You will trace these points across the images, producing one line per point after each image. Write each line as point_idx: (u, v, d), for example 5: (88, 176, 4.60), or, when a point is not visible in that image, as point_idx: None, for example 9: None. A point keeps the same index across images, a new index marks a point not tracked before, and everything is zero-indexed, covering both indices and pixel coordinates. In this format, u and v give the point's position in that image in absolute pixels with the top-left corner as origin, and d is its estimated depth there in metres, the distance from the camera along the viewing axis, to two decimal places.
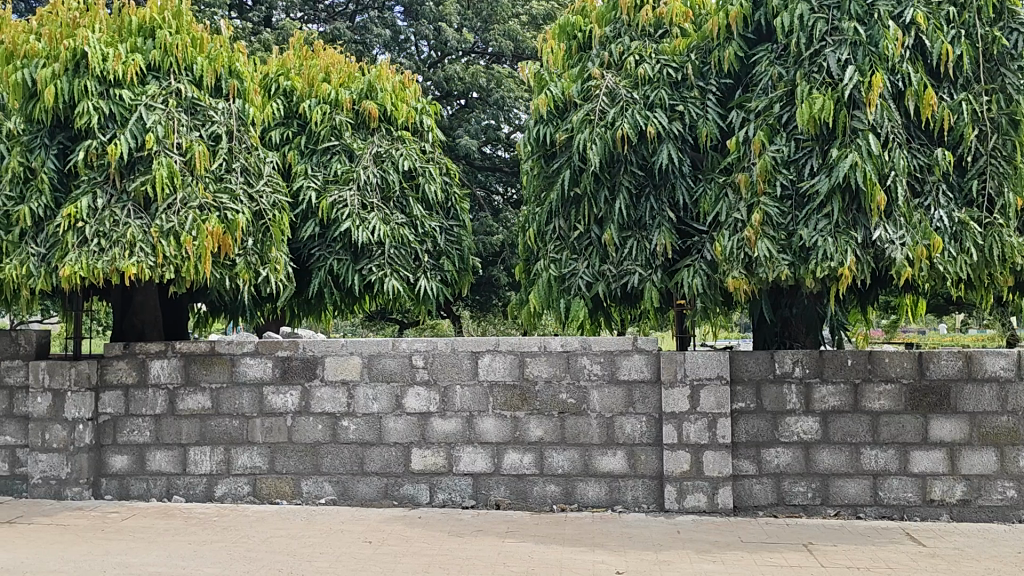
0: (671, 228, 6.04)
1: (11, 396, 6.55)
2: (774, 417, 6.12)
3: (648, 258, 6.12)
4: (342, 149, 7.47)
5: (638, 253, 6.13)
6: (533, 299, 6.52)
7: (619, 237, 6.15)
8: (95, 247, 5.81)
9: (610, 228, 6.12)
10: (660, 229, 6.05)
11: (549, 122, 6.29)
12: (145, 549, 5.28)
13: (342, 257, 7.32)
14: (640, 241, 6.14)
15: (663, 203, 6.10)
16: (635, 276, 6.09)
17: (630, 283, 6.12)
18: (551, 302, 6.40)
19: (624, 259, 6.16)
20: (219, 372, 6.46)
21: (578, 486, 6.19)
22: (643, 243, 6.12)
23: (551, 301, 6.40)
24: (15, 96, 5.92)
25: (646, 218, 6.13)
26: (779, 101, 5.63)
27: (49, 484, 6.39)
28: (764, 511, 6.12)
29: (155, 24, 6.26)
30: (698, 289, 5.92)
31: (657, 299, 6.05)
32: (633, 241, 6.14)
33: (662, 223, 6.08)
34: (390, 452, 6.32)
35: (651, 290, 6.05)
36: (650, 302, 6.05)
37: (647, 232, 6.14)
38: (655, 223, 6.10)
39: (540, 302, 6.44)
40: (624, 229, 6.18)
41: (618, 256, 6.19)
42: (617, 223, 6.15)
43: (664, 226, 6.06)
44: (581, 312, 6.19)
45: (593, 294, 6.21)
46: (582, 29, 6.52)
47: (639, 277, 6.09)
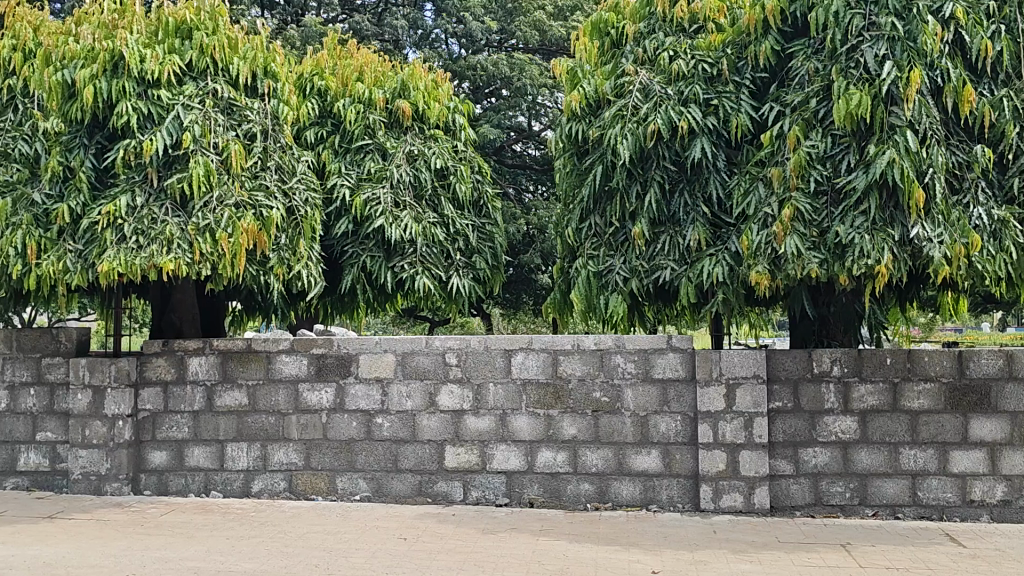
0: (704, 223, 6.01)
1: (52, 392, 6.65)
2: (811, 417, 6.07)
3: (682, 253, 6.08)
4: (375, 148, 7.51)
5: (670, 248, 6.10)
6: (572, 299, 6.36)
7: (650, 232, 6.13)
8: (132, 245, 5.87)
9: (640, 222, 6.09)
10: (694, 224, 6.02)
11: (581, 120, 6.31)
12: (183, 544, 5.35)
13: (375, 254, 7.35)
14: (672, 236, 6.11)
15: (696, 197, 6.06)
16: (667, 271, 6.04)
17: (662, 278, 6.08)
18: (591, 299, 6.29)
19: (656, 254, 6.13)
20: (255, 369, 6.51)
21: (613, 485, 6.18)
22: (676, 239, 6.09)
23: (591, 300, 6.30)
24: (55, 97, 6.01)
25: (679, 213, 6.11)
26: (815, 96, 5.57)
27: (89, 480, 6.50)
28: (801, 511, 6.07)
29: (191, 25, 6.32)
30: (719, 278, 5.84)
31: (692, 295, 5.96)
32: (666, 236, 6.12)
33: (696, 218, 6.04)
34: (424, 450, 6.35)
35: (684, 284, 5.97)
36: (685, 297, 5.99)
37: (681, 227, 6.11)
38: (690, 218, 6.07)
39: (581, 301, 6.31)
40: (656, 225, 6.16)
41: (650, 251, 6.17)
42: (649, 218, 6.12)
43: (698, 221, 6.02)
44: (619, 308, 6.09)
45: (628, 290, 6.13)
46: (615, 25, 6.42)
47: (671, 272, 6.05)
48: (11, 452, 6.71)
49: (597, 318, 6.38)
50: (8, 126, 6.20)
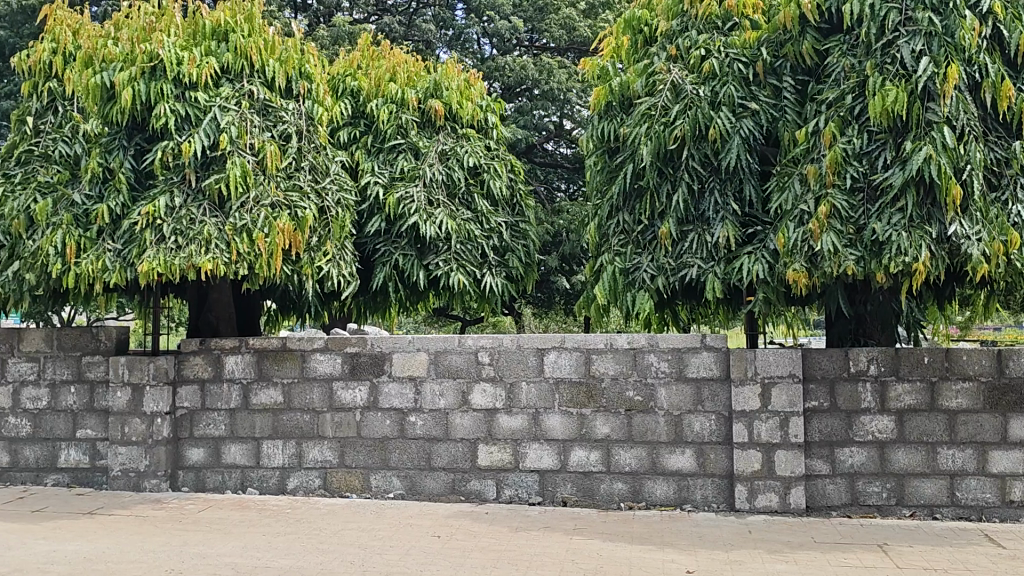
0: (734, 221, 5.97)
1: (92, 390, 6.76)
2: (847, 416, 6.02)
3: (710, 252, 6.02)
4: (407, 147, 7.52)
5: (698, 246, 6.05)
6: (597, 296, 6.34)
7: (677, 231, 6.09)
8: (171, 245, 5.94)
9: (668, 222, 6.07)
10: (723, 221, 5.98)
11: (613, 118, 6.36)
12: (221, 540, 5.41)
13: (407, 252, 7.38)
14: (701, 234, 6.06)
15: (726, 196, 6.02)
16: (694, 269, 5.99)
17: (689, 276, 6.02)
18: (616, 294, 6.28)
19: (683, 252, 6.09)
20: (290, 367, 6.58)
21: (646, 484, 6.16)
22: (704, 236, 6.03)
23: (616, 295, 6.28)
24: (93, 99, 6.11)
25: (709, 212, 6.05)
26: (851, 92, 5.52)
27: (128, 477, 6.61)
28: (837, 511, 6.02)
29: (227, 28, 6.42)
30: (758, 276, 5.80)
31: (719, 290, 5.91)
32: (694, 234, 6.07)
33: (725, 216, 6.00)
34: (457, 448, 6.38)
35: (711, 280, 5.93)
36: (712, 292, 5.93)
37: (710, 225, 6.05)
38: (719, 216, 6.02)
39: (605, 296, 6.29)
40: (683, 224, 6.11)
41: (677, 250, 6.12)
42: (676, 217, 6.08)
43: (727, 219, 5.98)
44: (646, 305, 6.06)
45: (655, 288, 6.10)
46: (648, 22, 6.46)
47: (697, 270, 5.99)
48: (51, 449, 6.82)
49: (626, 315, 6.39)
50: (48, 128, 6.32)
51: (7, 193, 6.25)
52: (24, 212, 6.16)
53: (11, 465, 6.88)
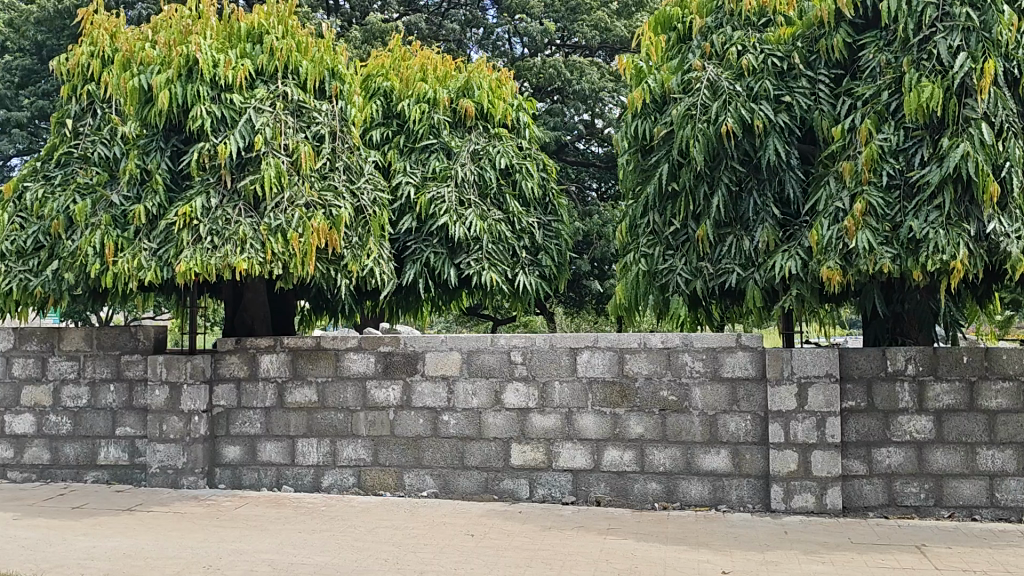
0: (774, 225, 5.93)
1: (131, 388, 6.87)
2: (884, 416, 5.94)
3: (748, 257, 6.01)
4: (440, 147, 7.59)
5: (736, 251, 6.03)
6: (620, 293, 6.58)
7: (714, 234, 6.07)
8: (208, 244, 6.00)
9: (705, 224, 6.03)
10: (762, 225, 5.95)
11: (647, 117, 6.29)
12: (257, 537, 5.46)
13: (438, 250, 7.38)
14: (739, 239, 6.03)
15: (766, 198, 5.97)
16: (734, 275, 5.99)
17: (729, 282, 6.02)
18: (639, 294, 6.48)
19: (722, 257, 6.07)
20: (324, 366, 6.63)
21: (681, 484, 6.13)
22: (742, 241, 6.01)
23: (640, 293, 6.45)
24: (132, 101, 6.20)
25: (749, 214, 6.02)
26: (887, 88, 5.45)
27: (166, 474, 6.69)
28: (875, 512, 5.95)
29: (262, 29, 6.52)
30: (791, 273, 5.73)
31: (759, 299, 5.95)
32: (731, 238, 6.04)
33: (764, 219, 5.97)
34: (490, 447, 6.38)
35: (751, 289, 5.95)
36: (752, 301, 5.98)
37: (749, 229, 6.03)
38: (758, 219, 5.99)
39: (626, 296, 6.56)
40: (721, 226, 6.09)
41: (715, 254, 6.12)
42: (713, 220, 6.06)
43: (767, 222, 5.95)
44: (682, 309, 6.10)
45: (691, 292, 6.13)
46: (681, 20, 6.45)
47: (737, 276, 5.99)
48: (91, 446, 6.92)
49: (660, 313, 6.48)
50: (88, 130, 6.42)
51: (47, 194, 6.35)
52: (64, 213, 6.26)
53: (51, 462, 6.98)
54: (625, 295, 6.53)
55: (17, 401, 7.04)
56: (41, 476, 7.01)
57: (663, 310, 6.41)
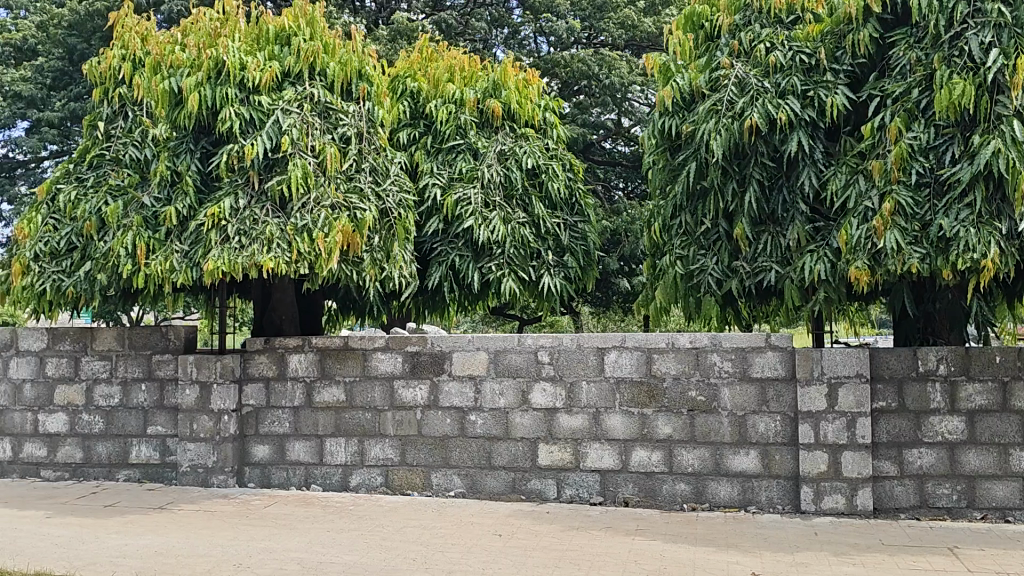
0: (803, 221, 5.88)
1: (162, 388, 6.95)
2: (916, 417, 5.88)
3: (784, 254, 5.96)
4: (466, 148, 7.57)
5: (772, 248, 5.98)
6: (659, 295, 6.48)
7: (751, 232, 6.02)
8: (235, 245, 6.03)
9: (742, 222, 5.98)
10: (793, 222, 5.89)
11: (674, 115, 6.25)
12: (286, 535, 5.50)
13: (464, 253, 7.38)
14: (774, 236, 6.00)
15: (796, 195, 5.91)
16: (772, 273, 5.91)
17: (767, 281, 5.95)
18: (682, 298, 6.37)
19: (759, 255, 6.02)
20: (352, 366, 6.66)
21: (710, 485, 6.10)
22: (777, 239, 5.98)
23: (679, 297, 6.37)
24: (162, 104, 6.26)
25: (779, 211, 5.98)
26: (918, 85, 5.39)
27: (196, 472, 6.75)
28: (906, 513, 5.88)
29: (290, 32, 6.57)
30: (820, 275, 5.68)
31: (796, 299, 5.89)
32: (767, 236, 6.01)
33: (794, 216, 5.91)
34: (518, 447, 6.38)
35: (790, 288, 5.87)
36: (790, 301, 5.92)
37: (781, 226, 5.99)
38: (788, 216, 5.94)
39: (666, 298, 6.41)
40: (757, 225, 6.06)
41: (753, 251, 6.05)
42: (749, 218, 6.01)
43: (796, 219, 5.89)
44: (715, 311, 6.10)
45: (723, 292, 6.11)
46: (709, 18, 6.40)
47: (775, 274, 5.92)
48: (123, 445, 7.01)
49: (691, 314, 6.45)
50: (119, 133, 6.50)
51: (80, 196, 6.43)
52: (96, 214, 6.33)
53: (84, 461, 7.07)
54: (664, 299, 6.43)
55: (51, 400, 7.13)
56: (75, 475, 7.10)
57: (698, 313, 6.37)
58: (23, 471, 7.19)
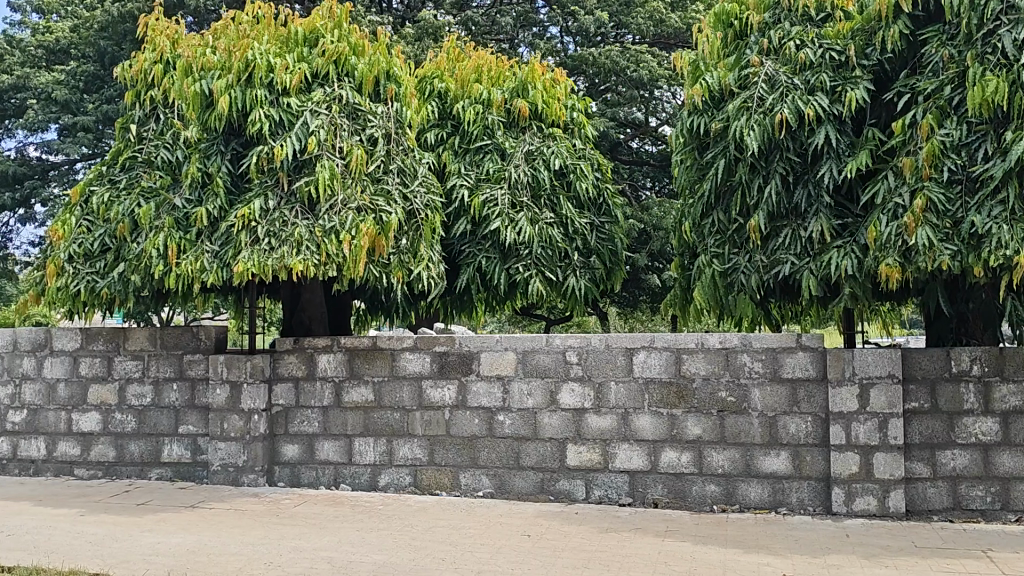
0: (828, 215, 5.79)
1: (193, 387, 7.01)
2: (949, 418, 5.80)
3: (804, 246, 5.86)
4: (494, 148, 7.57)
5: (792, 241, 5.89)
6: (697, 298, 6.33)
7: (768, 225, 5.96)
8: (265, 246, 6.08)
9: (758, 215, 5.92)
10: (817, 216, 5.81)
11: (703, 113, 6.21)
12: (315, 534, 5.53)
13: (491, 254, 7.40)
14: (795, 230, 5.90)
15: (820, 188, 5.83)
16: (787, 265, 5.85)
17: (782, 273, 5.89)
18: (717, 300, 6.27)
19: (777, 249, 5.95)
20: (380, 365, 6.69)
21: (740, 487, 6.05)
22: (798, 232, 5.88)
23: (718, 299, 6.25)
24: (193, 106, 6.32)
25: (802, 205, 5.88)
26: (950, 83, 5.31)
27: (227, 471, 6.81)
28: (939, 515, 5.80)
29: (318, 33, 6.63)
30: (846, 271, 5.61)
31: (814, 288, 5.73)
32: (788, 229, 5.91)
33: (818, 210, 5.83)
34: (546, 447, 6.37)
35: (806, 277, 5.75)
36: (806, 290, 5.77)
37: (803, 220, 5.89)
38: (812, 210, 5.85)
39: (705, 298, 6.24)
40: (776, 218, 5.97)
41: (770, 246, 6.01)
42: (767, 211, 5.94)
43: (821, 213, 5.81)
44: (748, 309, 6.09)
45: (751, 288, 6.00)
46: (738, 16, 6.32)
47: (791, 266, 5.85)
48: (155, 444, 7.09)
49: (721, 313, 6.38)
50: (151, 135, 6.58)
51: (113, 198, 6.51)
52: (129, 216, 6.41)
53: (117, 459, 7.16)
54: (703, 301, 6.28)
55: (84, 399, 7.22)
56: (107, 473, 7.19)
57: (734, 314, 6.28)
58: (57, 470, 7.28)
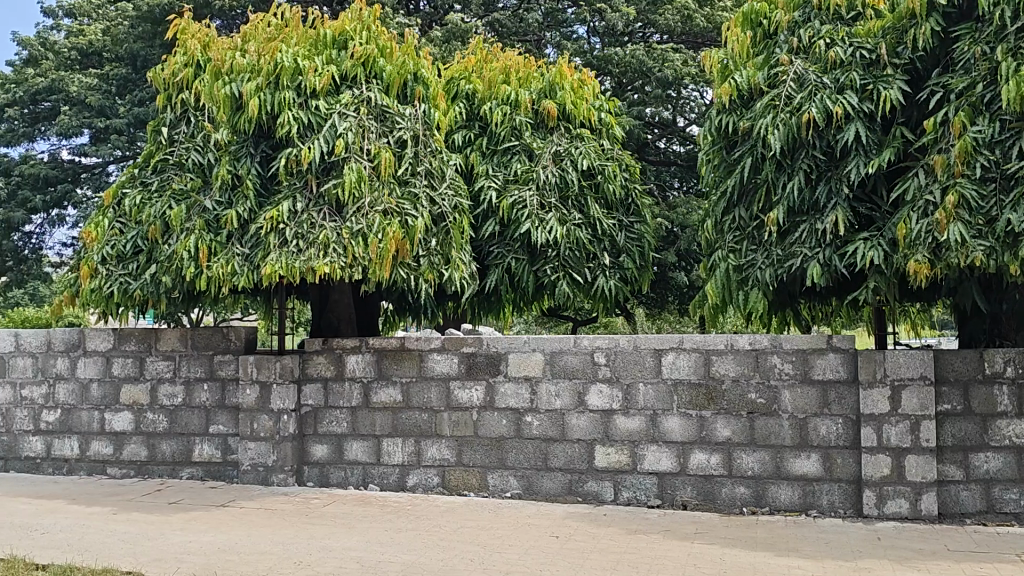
0: (846, 207, 5.70)
1: (223, 387, 7.07)
2: (982, 420, 5.72)
3: (819, 241, 5.78)
4: (521, 149, 7.59)
5: (809, 237, 5.83)
6: (709, 293, 6.37)
7: (786, 219, 5.90)
8: (293, 248, 6.11)
9: (777, 210, 5.87)
10: (834, 208, 5.72)
11: (732, 112, 6.15)
12: (345, 534, 5.56)
13: (520, 256, 7.42)
14: (812, 225, 5.82)
15: (842, 182, 5.74)
16: (798, 258, 5.82)
17: (795, 266, 5.85)
18: (727, 293, 6.28)
19: (794, 243, 5.91)
20: (408, 366, 6.71)
21: (770, 489, 6.00)
22: (815, 226, 5.80)
23: (729, 292, 6.27)
24: (224, 109, 6.38)
25: (822, 201, 5.80)
26: (982, 80, 5.23)
27: (257, 471, 6.87)
28: (972, 519, 5.71)
29: (347, 36, 6.65)
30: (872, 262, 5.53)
31: (817, 274, 5.69)
32: (805, 224, 5.84)
33: (837, 203, 5.74)
34: (574, 449, 6.36)
35: (813, 266, 5.72)
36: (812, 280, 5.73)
37: (822, 215, 5.81)
38: (831, 204, 5.77)
39: (718, 294, 6.28)
40: (796, 213, 5.92)
41: (787, 241, 5.96)
42: (787, 207, 5.89)
43: (839, 205, 5.71)
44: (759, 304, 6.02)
45: (764, 282, 5.97)
46: (767, 15, 6.23)
47: (802, 258, 5.81)
48: (186, 443, 7.16)
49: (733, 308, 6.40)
50: (182, 138, 6.63)
51: (144, 200, 6.58)
52: (161, 218, 6.46)
53: (149, 458, 7.24)
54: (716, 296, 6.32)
55: (116, 399, 7.31)
56: (140, 472, 7.27)
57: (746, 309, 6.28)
58: (90, 469, 7.38)
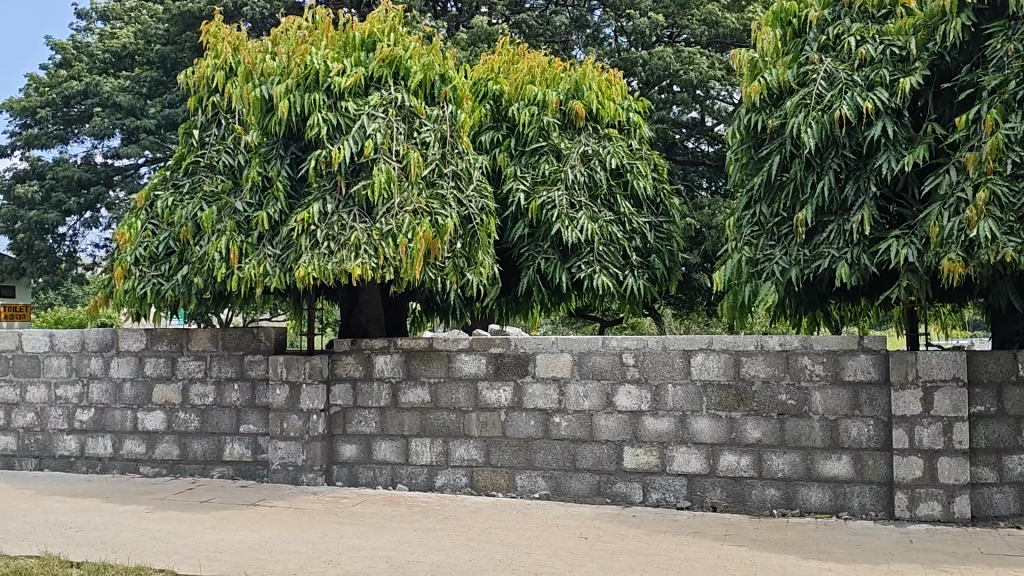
0: (872, 205, 5.64)
1: (253, 387, 7.13)
2: (1017, 422, 5.64)
3: (847, 241, 5.75)
4: (549, 149, 7.55)
5: (837, 237, 5.80)
6: (718, 279, 6.33)
7: (814, 220, 5.85)
8: (324, 250, 6.13)
9: (805, 210, 5.82)
10: (860, 207, 5.67)
11: (762, 111, 6.07)
12: (374, 533, 5.58)
13: (551, 256, 7.41)
14: (841, 225, 5.79)
15: (871, 179, 5.69)
16: (826, 260, 5.76)
17: (822, 267, 5.80)
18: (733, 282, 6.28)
19: (820, 243, 5.87)
20: (436, 366, 6.73)
21: (800, 490, 5.95)
22: (843, 226, 5.77)
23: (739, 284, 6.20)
24: (254, 111, 6.48)
25: (850, 201, 5.76)
26: (1015, 77, 5.15)
27: (287, 471, 6.93)
28: (1006, 522, 5.64)
29: (375, 38, 6.74)
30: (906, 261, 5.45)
31: (845, 274, 5.62)
32: (833, 224, 5.81)
33: (864, 201, 5.69)
34: (602, 450, 6.35)
35: (841, 266, 5.66)
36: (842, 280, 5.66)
37: (849, 215, 5.77)
38: (858, 202, 5.72)
39: (723, 282, 6.33)
40: (823, 213, 5.86)
41: (813, 241, 5.93)
42: (815, 206, 5.82)
43: (866, 204, 5.66)
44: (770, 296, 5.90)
45: (786, 280, 5.91)
46: (797, 14, 6.18)
47: (829, 260, 5.76)
48: (217, 442, 7.22)
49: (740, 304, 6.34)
50: (213, 140, 6.69)
51: (176, 202, 6.65)
52: (192, 220, 6.52)
53: (181, 457, 7.32)
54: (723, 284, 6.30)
55: (149, 399, 7.40)
56: (172, 471, 7.35)
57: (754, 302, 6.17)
58: (124, 467, 7.47)
